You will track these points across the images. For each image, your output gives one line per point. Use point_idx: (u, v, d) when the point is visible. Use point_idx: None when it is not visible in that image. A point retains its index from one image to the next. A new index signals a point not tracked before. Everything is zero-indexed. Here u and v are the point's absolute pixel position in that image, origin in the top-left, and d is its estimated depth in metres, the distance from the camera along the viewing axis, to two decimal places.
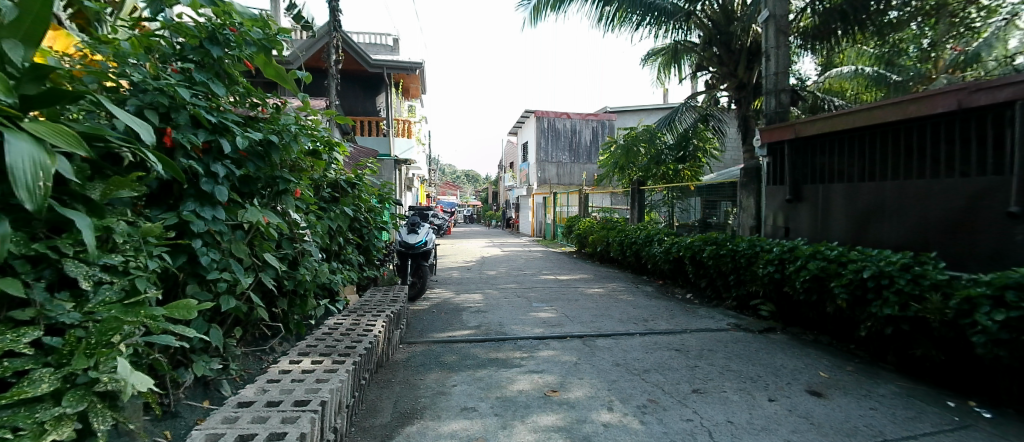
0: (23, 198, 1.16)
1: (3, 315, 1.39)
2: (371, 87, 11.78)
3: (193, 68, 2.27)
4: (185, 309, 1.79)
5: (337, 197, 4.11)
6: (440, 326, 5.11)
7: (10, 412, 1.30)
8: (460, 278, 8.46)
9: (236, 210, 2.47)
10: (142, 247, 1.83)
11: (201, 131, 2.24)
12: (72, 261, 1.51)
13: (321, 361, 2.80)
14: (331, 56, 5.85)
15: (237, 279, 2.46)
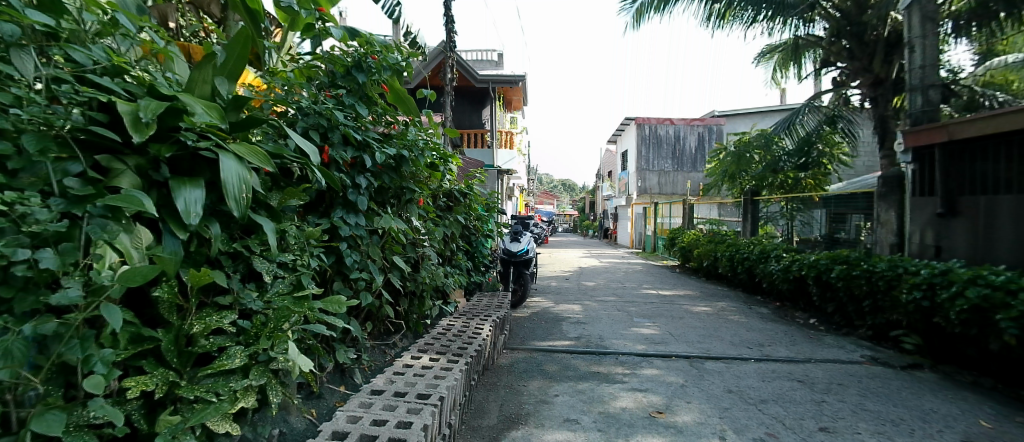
0: (231, 207, 1.46)
1: (212, 300, 1.71)
2: (475, 103, 12.30)
3: (345, 93, 2.60)
4: (337, 304, 2.04)
5: (451, 206, 4.35)
6: (541, 334, 5.13)
7: (214, 380, 1.56)
8: (558, 287, 8.39)
9: (373, 217, 2.77)
10: (306, 248, 2.12)
11: (350, 148, 2.55)
12: (259, 258, 1.82)
13: (438, 359, 2.99)
14: (445, 75, 6.26)
15: (373, 278, 2.75)
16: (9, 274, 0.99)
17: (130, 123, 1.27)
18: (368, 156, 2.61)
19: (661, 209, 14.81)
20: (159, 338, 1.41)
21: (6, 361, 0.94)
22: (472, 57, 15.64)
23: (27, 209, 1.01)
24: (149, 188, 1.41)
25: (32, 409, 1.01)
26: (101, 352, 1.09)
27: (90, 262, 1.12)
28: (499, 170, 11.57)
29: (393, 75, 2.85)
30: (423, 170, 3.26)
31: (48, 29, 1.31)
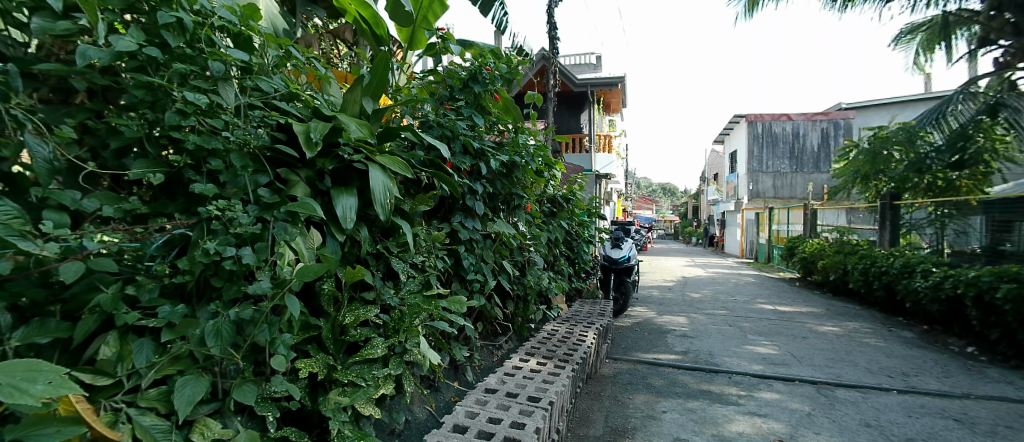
0: (377, 212, 1.63)
1: (359, 295, 1.92)
2: (572, 107, 11.99)
3: (463, 104, 2.74)
4: (459, 303, 2.15)
5: (555, 212, 4.34)
6: (645, 346, 4.87)
7: (362, 367, 1.73)
8: (661, 298, 7.90)
9: (487, 222, 2.88)
10: (432, 250, 2.27)
11: (468, 156, 2.68)
12: (397, 258, 2.00)
13: (545, 363, 3.00)
14: (548, 81, 6.27)
15: (486, 281, 2.84)
16: (220, 267, 1.18)
17: (304, 140, 1.48)
18: (484, 162, 2.73)
19: (778, 215, 12.58)
20: (321, 326, 1.62)
21: (219, 340, 1.11)
22: (571, 62, 15.45)
23: (232, 214, 1.19)
24: (316, 195, 1.65)
25: (234, 380, 1.19)
26: (282, 336, 1.28)
27: (274, 258, 1.31)
28: (599, 174, 11.22)
29: (505, 84, 2.94)
30: (534, 176, 3.34)
31: (244, 64, 1.46)
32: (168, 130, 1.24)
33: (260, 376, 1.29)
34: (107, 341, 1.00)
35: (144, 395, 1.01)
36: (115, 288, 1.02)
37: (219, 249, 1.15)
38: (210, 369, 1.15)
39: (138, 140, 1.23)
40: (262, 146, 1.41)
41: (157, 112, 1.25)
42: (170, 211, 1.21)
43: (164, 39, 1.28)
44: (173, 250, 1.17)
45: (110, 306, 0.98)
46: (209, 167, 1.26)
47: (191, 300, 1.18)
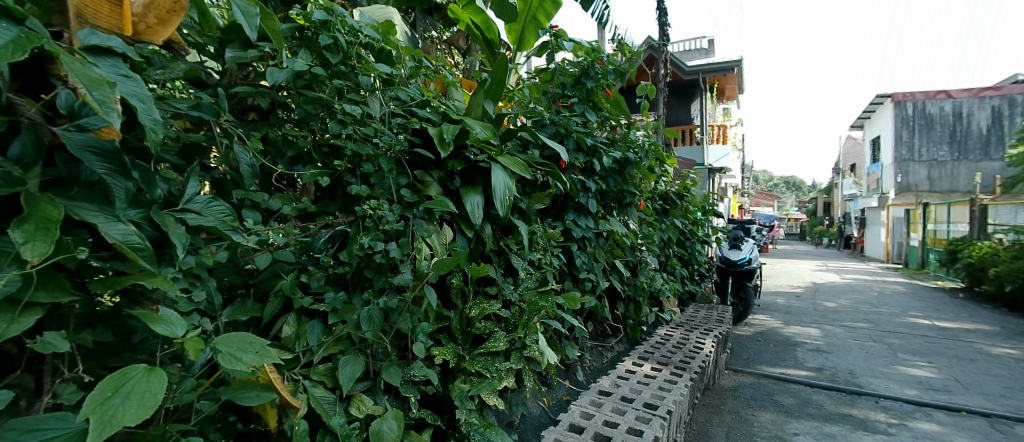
0: (500, 208, 1.68)
1: (482, 289, 2.00)
2: (682, 96, 10.43)
3: (577, 101, 2.69)
4: (574, 302, 2.13)
5: (666, 210, 4.00)
6: (771, 358, 4.33)
7: (487, 358, 1.79)
8: (787, 305, 6.99)
9: (600, 220, 2.79)
10: (548, 248, 2.26)
11: (582, 153, 2.61)
12: (517, 256, 2.05)
13: (660, 370, 2.80)
14: (660, 70, 5.66)
15: (599, 281, 2.74)
16: (371, 260, 1.32)
17: (438, 142, 1.58)
18: (599, 159, 2.65)
19: (931, 214, 9.68)
20: (451, 317, 1.72)
21: (372, 325, 1.24)
22: (679, 49, 13.97)
23: (381, 213, 1.33)
24: (447, 194, 1.77)
25: (382, 363, 1.32)
26: (421, 325, 1.39)
27: (414, 253, 1.42)
28: (712, 169, 10.22)
29: (616, 78, 2.81)
30: (650, 171, 3.15)
31: (387, 76, 1.60)
32: (331, 138, 1.41)
33: (403, 361, 1.41)
34: (288, 321, 1.16)
35: (314, 370, 1.15)
36: (292, 275, 1.18)
37: (371, 244, 1.29)
38: (364, 351, 1.29)
39: (307, 149, 1.42)
40: (403, 150, 1.55)
41: (323, 124, 1.42)
42: (331, 210, 1.38)
43: (325, 59, 1.45)
44: (335, 245, 1.34)
45: (289, 290, 1.13)
46: (362, 169, 1.41)
47: (349, 288, 1.33)
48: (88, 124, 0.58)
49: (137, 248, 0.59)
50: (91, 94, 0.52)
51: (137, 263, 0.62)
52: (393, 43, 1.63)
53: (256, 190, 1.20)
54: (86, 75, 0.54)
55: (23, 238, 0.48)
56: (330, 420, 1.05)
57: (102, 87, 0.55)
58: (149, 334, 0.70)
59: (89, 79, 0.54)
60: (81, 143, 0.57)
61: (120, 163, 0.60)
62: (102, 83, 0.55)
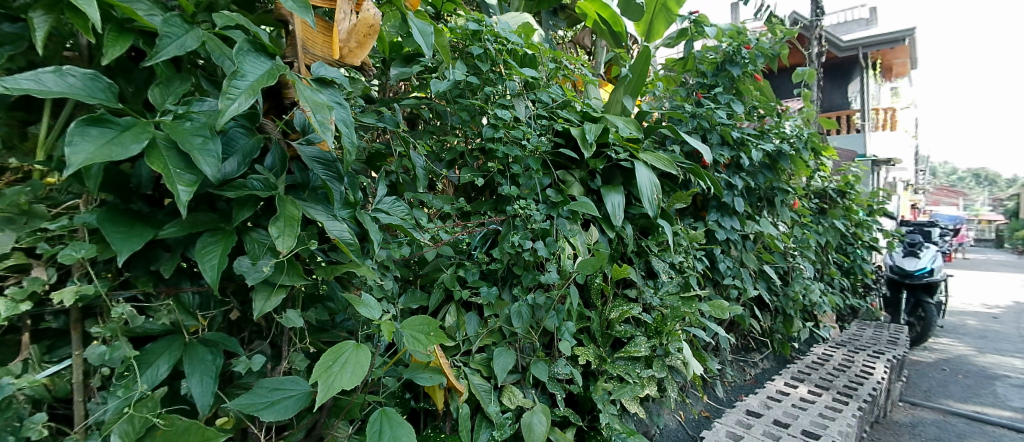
0: (644, 209, 1.63)
1: (621, 292, 1.91)
2: (838, 76, 7.63)
3: (722, 91, 2.33)
4: (720, 309, 1.95)
5: (824, 209, 3.39)
6: (966, 393, 3.43)
7: (627, 363, 1.70)
8: (990, 328, 5.54)
9: (747, 221, 2.45)
10: (690, 251, 2.07)
11: (727, 148, 2.30)
12: (656, 257, 1.93)
13: (821, 394, 2.38)
14: (813, 48, 4.08)
15: (746, 289, 2.41)
16: (520, 258, 1.38)
17: (581, 142, 1.57)
18: (748, 155, 2.31)
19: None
20: (592, 318, 1.69)
21: (521, 320, 1.32)
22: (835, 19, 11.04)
23: (529, 212, 1.37)
24: (588, 193, 1.76)
25: (529, 358, 1.37)
26: (566, 324, 1.40)
27: (559, 252, 1.43)
28: (882, 159, 8.44)
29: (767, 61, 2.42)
30: (808, 165, 2.68)
31: (531, 80, 1.61)
32: (485, 141, 1.47)
33: (549, 356, 1.45)
34: (450, 312, 1.25)
35: (472, 359, 1.24)
36: (452, 270, 1.28)
37: (520, 242, 1.35)
38: (513, 344, 1.36)
39: (461, 154, 1.51)
40: (549, 150, 1.59)
41: (474, 129, 1.50)
42: (484, 209, 1.46)
43: (477, 68, 1.51)
44: (487, 241, 1.42)
45: (451, 283, 1.23)
46: (512, 170, 1.47)
47: (500, 284, 1.40)
48: (314, 138, 0.68)
49: (348, 243, 0.66)
50: (314, 116, 0.57)
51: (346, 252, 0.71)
52: (536, 47, 1.63)
53: (422, 191, 1.31)
54: (313, 99, 0.59)
55: (276, 232, 0.54)
56: (488, 407, 1.11)
57: (322, 110, 0.59)
58: (348, 315, 0.80)
59: (314, 103, 0.58)
60: (314, 157, 0.67)
61: (336, 170, 0.68)
62: (322, 107, 0.59)
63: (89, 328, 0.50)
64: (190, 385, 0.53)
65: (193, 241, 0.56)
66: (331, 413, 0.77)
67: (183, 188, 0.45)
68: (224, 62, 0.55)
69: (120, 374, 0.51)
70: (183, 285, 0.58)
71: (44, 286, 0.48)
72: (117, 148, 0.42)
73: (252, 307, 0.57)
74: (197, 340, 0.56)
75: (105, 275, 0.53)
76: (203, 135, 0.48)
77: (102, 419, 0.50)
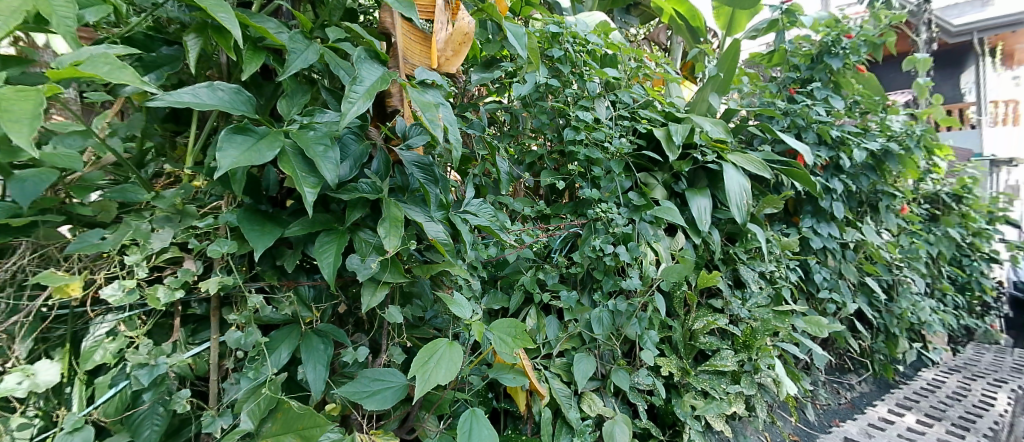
0: (734, 215, 1.54)
1: (705, 302, 1.76)
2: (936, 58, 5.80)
3: (820, 85, 2.05)
4: (818, 325, 1.78)
5: (936, 216, 2.95)
6: None
7: (712, 377, 1.57)
8: None
9: (847, 227, 2.18)
10: (781, 259, 1.88)
11: (825, 148, 2.06)
12: (745, 266, 1.77)
13: (932, 425, 2.00)
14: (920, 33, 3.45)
15: (846, 303, 2.14)
16: (601, 262, 1.34)
17: (666, 144, 1.51)
18: (851, 156, 2.06)
19: None
20: (674, 328, 1.58)
21: (602, 327, 1.29)
22: None
23: (611, 216, 1.34)
24: (671, 196, 1.68)
25: (610, 365, 1.34)
26: (649, 333, 1.35)
27: (642, 257, 1.38)
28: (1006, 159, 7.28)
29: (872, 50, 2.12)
30: (919, 165, 2.34)
31: (612, 80, 1.55)
32: (567, 143, 1.43)
33: (629, 364, 1.41)
34: (531, 314, 1.25)
35: (552, 363, 1.23)
36: (532, 272, 1.28)
37: (602, 246, 1.32)
38: (593, 351, 1.33)
39: (540, 156, 1.49)
40: (631, 152, 1.54)
41: (555, 132, 1.48)
42: (563, 212, 1.43)
43: (557, 69, 1.45)
44: (567, 245, 1.39)
45: (531, 286, 1.24)
46: (593, 173, 1.42)
47: (579, 288, 1.38)
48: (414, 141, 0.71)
49: (444, 242, 0.69)
50: (425, 117, 0.60)
51: (440, 252, 0.73)
52: (616, 47, 1.56)
53: (502, 194, 1.30)
54: (422, 100, 0.62)
55: (384, 233, 0.57)
56: (568, 413, 1.09)
57: (430, 108, 0.62)
58: (437, 312, 0.81)
59: (424, 103, 0.62)
60: (412, 159, 0.70)
61: (432, 172, 0.70)
62: (430, 105, 0.62)
63: (227, 315, 0.56)
64: (307, 371, 0.58)
65: (312, 238, 0.60)
66: (422, 406, 0.80)
67: (308, 189, 0.49)
68: (339, 72, 0.59)
69: (252, 357, 0.56)
70: (300, 279, 0.62)
71: (193, 278, 0.54)
72: (256, 153, 0.47)
73: (361, 301, 0.60)
74: (312, 330, 0.61)
75: (240, 268, 0.58)
76: (325, 143, 0.51)
77: (236, 397, 0.55)
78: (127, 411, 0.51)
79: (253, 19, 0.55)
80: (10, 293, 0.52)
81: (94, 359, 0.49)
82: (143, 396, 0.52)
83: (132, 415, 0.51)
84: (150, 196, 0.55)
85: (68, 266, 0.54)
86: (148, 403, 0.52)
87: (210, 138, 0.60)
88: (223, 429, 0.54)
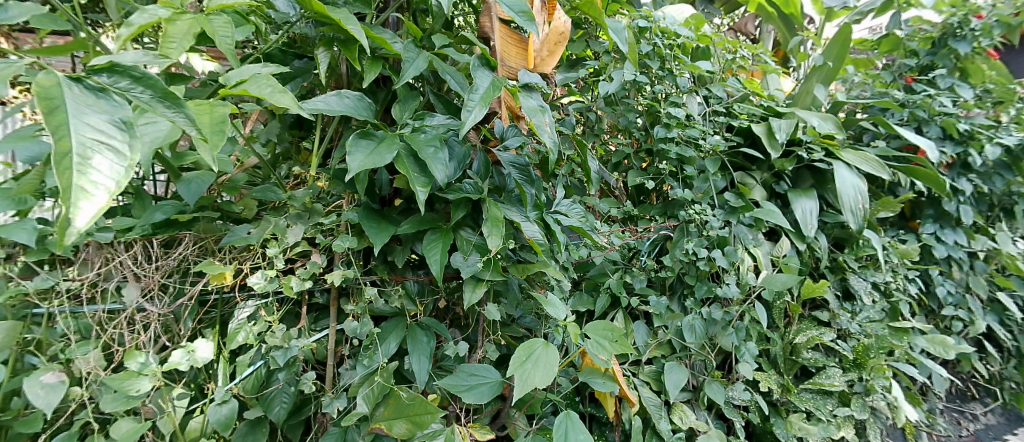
0: (848, 221, 1.38)
1: (809, 315, 1.52)
2: None
3: (945, 72, 1.63)
4: (945, 344, 1.54)
5: None
6: None
7: (816, 397, 1.39)
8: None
9: (976, 234, 1.81)
10: (899, 270, 1.59)
11: (950, 143, 1.67)
12: (856, 276, 1.52)
13: None
14: None
15: (975, 322, 1.80)
16: (694, 267, 1.28)
17: (767, 141, 1.39)
18: (984, 153, 1.63)
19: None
20: (774, 340, 1.41)
21: (695, 336, 1.22)
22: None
23: (706, 218, 1.26)
24: (772, 198, 1.53)
25: (702, 376, 1.27)
26: (747, 344, 1.26)
27: (739, 263, 1.30)
28: None
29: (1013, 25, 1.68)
30: None
31: (704, 74, 1.43)
32: (658, 142, 1.35)
33: (724, 377, 1.32)
34: (619, 318, 1.22)
35: (641, 370, 1.19)
36: (619, 275, 1.23)
37: (695, 250, 1.25)
38: (684, 360, 1.26)
39: (626, 157, 1.40)
40: (728, 150, 1.44)
41: (642, 131, 1.39)
42: (651, 214, 1.37)
43: (647, 65, 1.34)
44: (656, 248, 1.33)
45: (618, 290, 1.19)
46: (687, 173, 1.34)
47: (669, 294, 1.32)
48: (510, 143, 0.71)
49: (540, 243, 0.69)
50: (535, 120, 0.62)
51: (535, 252, 0.74)
52: (709, 39, 1.43)
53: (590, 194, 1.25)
54: (533, 105, 0.65)
55: (486, 232, 0.59)
56: (659, 424, 1.05)
57: (538, 112, 0.65)
58: (525, 312, 0.81)
59: (534, 108, 0.64)
60: (510, 160, 0.71)
61: (529, 173, 0.70)
62: (539, 110, 0.64)
63: (346, 305, 0.61)
64: (412, 362, 0.61)
65: (418, 236, 0.64)
66: (512, 404, 0.80)
67: (421, 188, 0.52)
68: (447, 77, 0.61)
69: (366, 346, 0.60)
70: (406, 274, 0.66)
71: (319, 270, 0.59)
72: (378, 156, 0.50)
73: (463, 298, 0.62)
74: (416, 323, 0.64)
75: (357, 262, 0.62)
76: (435, 145, 0.54)
77: (352, 382, 0.59)
78: (262, 389, 0.57)
79: (374, 31, 0.58)
80: (177, 280, 0.61)
81: (240, 339, 0.55)
82: (276, 375, 0.58)
83: (265, 393, 0.57)
84: (285, 195, 0.61)
85: (221, 257, 0.61)
86: (280, 382, 0.58)
87: (330, 142, 0.65)
88: (338, 410, 0.58)
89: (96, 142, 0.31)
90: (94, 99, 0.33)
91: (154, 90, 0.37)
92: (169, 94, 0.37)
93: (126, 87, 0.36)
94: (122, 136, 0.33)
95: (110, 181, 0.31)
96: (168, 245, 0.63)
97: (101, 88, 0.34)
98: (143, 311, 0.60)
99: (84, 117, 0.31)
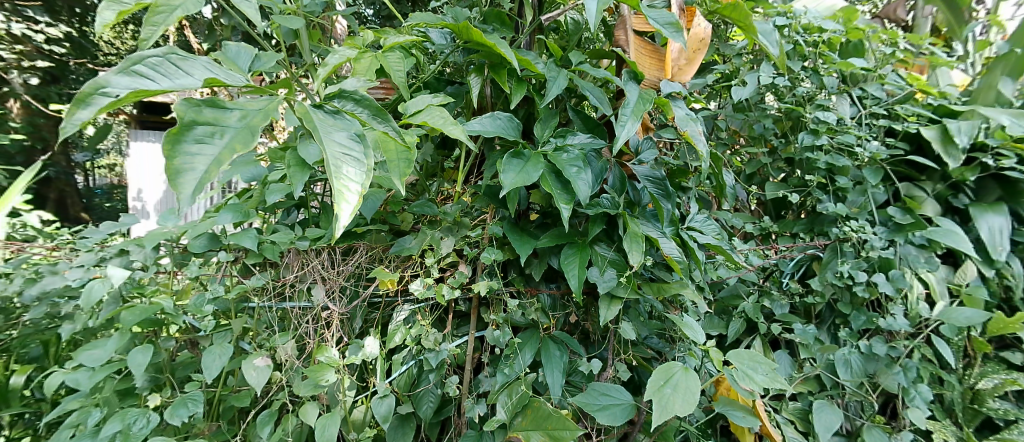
0: None
1: (997, 354, 1.17)
2: None
3: None
4: None
5: None
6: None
7: None
8: None
9: None
10: None
11: None
12: None
13: None
14: None
15: None
16: (850, 292, 1.12)
17: (942, 144, 1.14)
18: None
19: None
20: (950, 383, 1.11)
21: (851, 373, 1.06)
22: None
23: (865, 237, 1.10)
24: (944, 214, 1.25)
25: (859, 420, 1.10)
26: (919, 387, 1.05)
27: (908, 290, 1.10)
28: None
29: None
30: None
31: (856, 72, 1.24)
32: (803, 150, 1.21)
33: (887, 423, 1.12)
34: (755, 345, 1.11)
35: (784, 406, 1.07)
36: (755, 298, 1.12)
37: (852, 273, 1.09)
38: (835, 399, 1.10)
39: (762, 168, 1.28)
40: (890, 158, 1.21)
41: (782, 136, 1.25)
42: (794, 230, 1.22)
43: (791, 66, 1.21)
44: (801, 269, 1.19)
45: (754, 314, 1.08)
46: (839, 185, 1.16)
47: (815, 322, 1.17)
48: (644, 158, 0.69)
49: (676, 260, 0.66)
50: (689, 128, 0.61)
51: (669, 270, 0.71)
52: (861, 32, 1.24)
53: (720, 208, 1.15)
54: (685, 117, 0.63)
55: (625, 247, 0.58)
56: None
57: (690, 123, 0.63)
58: (651, 332, 0.77)
59: (684, 119, 0.63)
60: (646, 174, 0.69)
61: (664, 187, 0.68)
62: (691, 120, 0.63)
63: (487, 314, 0.64)
64: (547, 375, 0.62)
65: (555, 251, 0.65)
66: (640, 429, 0.77)
67: (564, 205, 0.53)
68: (588, 94, 0.62)
69: (506, 355, 0.63)
70: (540, 288, 0.68)
71: (466, 279, 0.63)
72: (527, 174, 0.52)
73: (599, 314, 0.61)
74: (549, 337, 0.65)
75: (497, 273, 0.65)
76: (577, 164, 0.54)
77: (491, 389, 0.62)
78: (413, 387, 0.63)
79: (522, 54, 0.61)
80: (353, 283, 0.70)
81: (398, 340, 0.61)
82: (426, 376, 0.63)
83: (417, 392, 0.63)
84: (438, 210, 0.66)
85: (388, 264, 0.69)
86: (429, 383, 0.63)
87: (475, 160, 0.70)
88: (478, 415, 0.61)
89: (344, 154, 0.37)
90: (334, 121, 0.39)
91: (370, 109, 0.45)
92: (380, 110, 0.45)
93: (351, 107, 0.45)
94: (360, 148, 0.38)
95: (359, 185, 0.37)
96: (346, 251, 0.73)
97: (338, 112, 0.40)
98: (327, 309, 0.69)
99: (333, 135, 0.37)
